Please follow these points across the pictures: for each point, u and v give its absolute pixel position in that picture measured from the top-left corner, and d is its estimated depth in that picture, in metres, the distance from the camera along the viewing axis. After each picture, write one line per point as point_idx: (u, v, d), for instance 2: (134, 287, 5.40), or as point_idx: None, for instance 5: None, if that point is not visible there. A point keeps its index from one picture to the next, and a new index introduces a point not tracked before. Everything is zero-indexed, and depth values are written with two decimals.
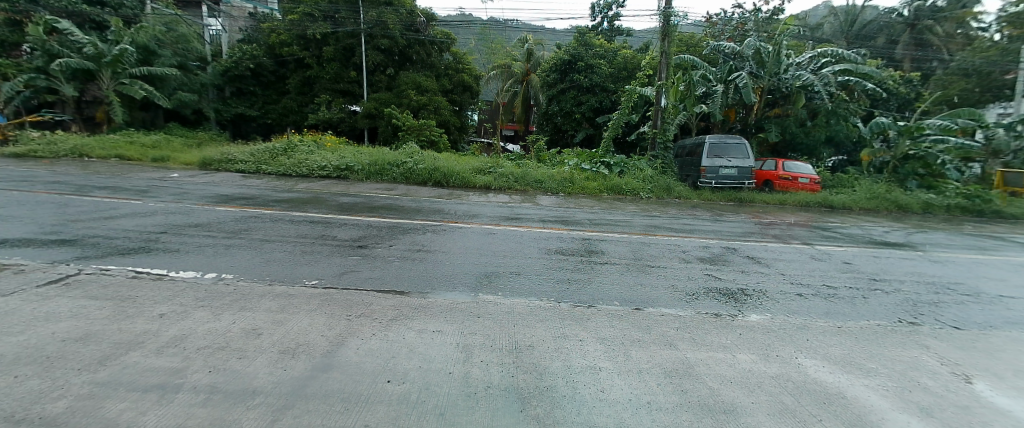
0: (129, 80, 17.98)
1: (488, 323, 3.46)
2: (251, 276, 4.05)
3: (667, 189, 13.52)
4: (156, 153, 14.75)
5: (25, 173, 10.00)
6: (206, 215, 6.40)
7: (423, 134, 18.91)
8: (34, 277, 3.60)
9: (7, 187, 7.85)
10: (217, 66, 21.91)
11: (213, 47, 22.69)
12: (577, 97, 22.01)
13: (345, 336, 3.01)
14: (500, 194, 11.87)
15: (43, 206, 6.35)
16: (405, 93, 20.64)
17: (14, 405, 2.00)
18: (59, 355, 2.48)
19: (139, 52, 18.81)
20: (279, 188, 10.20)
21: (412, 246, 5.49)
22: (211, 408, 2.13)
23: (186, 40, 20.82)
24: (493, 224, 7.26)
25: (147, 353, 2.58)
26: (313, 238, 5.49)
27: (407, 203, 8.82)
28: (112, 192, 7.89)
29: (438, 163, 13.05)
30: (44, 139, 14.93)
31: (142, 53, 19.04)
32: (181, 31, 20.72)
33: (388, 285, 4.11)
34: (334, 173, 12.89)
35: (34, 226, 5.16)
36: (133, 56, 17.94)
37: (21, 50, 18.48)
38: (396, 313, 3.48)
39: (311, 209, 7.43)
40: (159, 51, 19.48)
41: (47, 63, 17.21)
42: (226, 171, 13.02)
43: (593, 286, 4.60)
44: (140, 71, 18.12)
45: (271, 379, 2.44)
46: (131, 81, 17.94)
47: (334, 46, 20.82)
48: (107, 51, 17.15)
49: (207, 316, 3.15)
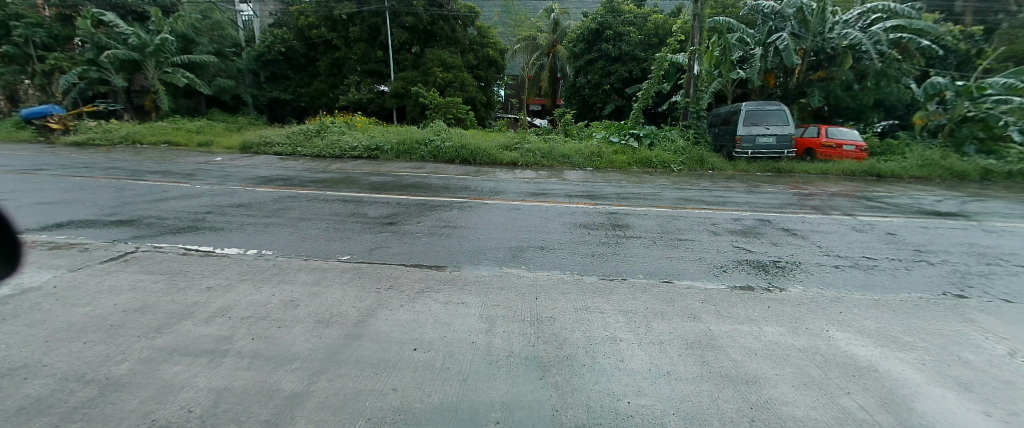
0: (171, 68, 18.75)
1: (512, 295, 3.54)
2: (289, 251, 4.28)
3: (700, 160, 13.06)
4: (200, 138, 15.52)
5: (85, 161, 10.74)
6: (246, 196, 6.74)
7: (450, 111, 18.89)
8: (98, 254, 3.95)
9: (71, 173, 8.51)
10: (251, 52, 22.45)
11: (246, 32, 23.19)
12: (605, 68, 21.30)
13: (375, 308, 3.15)
14: (526, 169, 11.78)
15: (102, 190, 6.86)
16: (431, 71, 20.57)
17: (85, 367, 2.27)
18: (120, 323, 2.74)
19: (178, 41, 19.45)
20: (315, 169, 10.55)
21: (439, 223, 5.60)
22: (253, 372, 2.33)
23: (220, 27, 21.34)
24: (519, 200, 7.25)
25: (196, 322, 2.82)
26: (345, 216, 5.70)
27: (434, 181, 8.92)
28: (162, 177, 8.40)
29: (465, 140, 13.09)
30: (100, 128, 16.06)
31: (182, 42, 19.74)
32: (215, 18, 21.24)
33: (416, 259, 4.24)
34: (365, 153, 13.15)
35: (96, 209, 5.60)
36: (173, 45, 18.63)
37: (72, 43, 19.51)
38: (424, 286, 3.60)
39: (344, 188, 7.67)
40: (197, 39, 20.12)
41: (97, 55, 18.18)
42: (265, 154, 13.56)
43: (620, 260, 4.59)
44: (181, 60, 18.88)
45: (308, 346, 2.62)
46: (174, 70, 18.72)
47: (360, 26, 20.84)
48: (149, 41, 17.89)
49: (249, 288, 3.37)
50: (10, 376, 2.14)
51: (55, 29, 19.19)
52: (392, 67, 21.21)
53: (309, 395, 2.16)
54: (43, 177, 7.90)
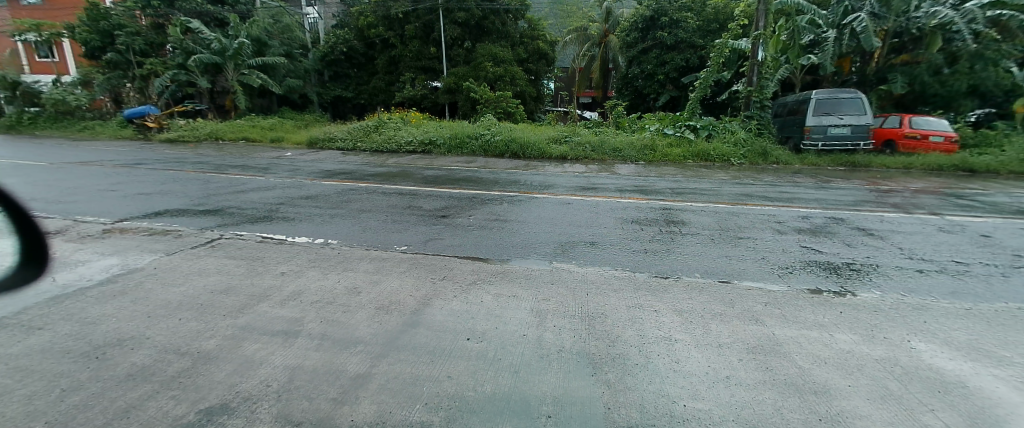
0: (248, 70, 20.36)
1: (563, 289, 3.53)
2: (351, 241, 4.53)
3: (763, 153, 12.23)
4: (273, 134, 16.80)
5: (177, 156, 12.00)
6: (313, 189, 7.21)
7: (500, 106, 19.02)
8: (189, 240, 4.41)
9: (166, 167, 9.54)
10: (316, 52, 23.84)
11: (312, 34, 24.56)
12: (660, 57, 20.45)
13: (430, 297, 3.28)
14: (576, 163, 11.63)
15: (192, 182, 7.63)
16: (482, 66, 20.78)
17: (182, 341, 2.56)
18: (209, 303, 3.06)
19: (254, 44, 20.98)
20: (373, 163, 11.08)
21: (490, 216, 5.69)
22: (322, 352, 2.52)
23: (289, 30, 22.65)
24: (569, 194, 7.19)
25: (273, 304, 3.08)
26: (401, 208, 5.94)
27: (484, 175, 9.05)
28: (241, 170, 9.20)
29: (514, 134, 13.15)
30: (189, 126, 17.90)
31: (257, 45, 21.18)
32: (285, 22, 22.61)
33: (469, 251, 4.33)
34: (419, 147, 13.60)
35: (187, 199, 6.25)
36: (249, 49, 20.20)
37: (164, 49, 21.69)
38: (476, 277, 3.69)
39: (400, 182, 7.99)
40: (270, 42, 21.53)
41: (185, 60, 20.09)
42: (329, 149, 14.42)
43: (675, 258, 4.42)
44: (255, 62, 20.44)
45: (370, 331, 2.78)
46: (250, 72, 20.32)
47: (415, 24, 21.44)
48: (229, 46, 19.53)
49: (318, 274, 3.63)
50: (121, 346, 2.49)
51: (151, 37, 21.43)
52: (444, 63, 21.68)
53: (371, 377, 2.31)
54: (144, 171, 8.92)
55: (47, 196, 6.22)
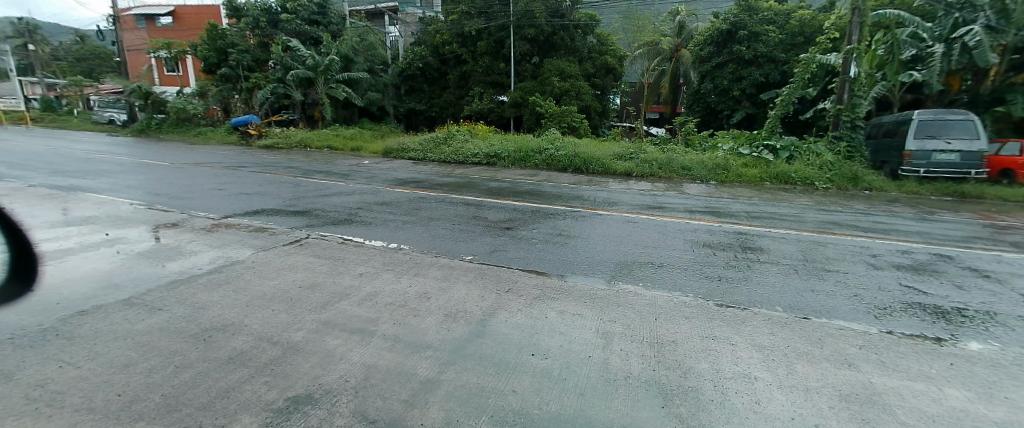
0: (335, 84, 22.12)
1: (631, 313, 3.40)
2: (421, 247, 4.73)
3: (853, 177, 11.09)
4: (352, 143, 18.13)
5: (273, 160, 13.34)
6: (387, 195, 7.66)
7: (564, 120, 18.94)
8: (282, 237, 4.86)
9: (264, 170, 10.65)
10: (395, 68, 25.21)
11: (393, 51, 26.00)
12: (737, 72, 19.42)
13: (495, 308, 3.32)
14: (642, 180, 11.30)
15: (285, 185, 8.43)
16: (548, 81, 21.00)
17: (274, 331, 2.81)
18: (297, 297, 3.33)
19: (341, 61, 22.81)
20: (441, 173, 11.55)
21: (553, 231, 5.67)
22: (395, 354, 2.64)
23: (373, 47, 24.37)
24: (634, 213, 6.98)
25: (351, 303, 3.28)
26: (467, 218, 6.11)
27: (547, 189, 9.07)
28: (325, 176, 10.01)
29: (578, 149, 13.08)
30: (282, 133, 19.88)
31: (344, 62, 23.09)
32: (370, 40, 24.32)
33: (532, 265, 4.34)
34: (484, 159, 13.96)
35: (280, 200, 6.91)
36: (337, 65, 22.07)
37: (265, 65, 24.21)
38: (540, 292, 3.68)
39: (466, 192, 8.24)
40: (355, 59, 23.34)
41: (285, 74, 22.19)
42: (401, 158, 15.26)
43: (752, 287, 4.11)
44: (342, 77, 22.21)
45: (439, 337, 2.87)
46: (337, 86, 22.01)
47: (487, 41, 22.16)
48: (321, 62, 21.46)
49: (391, 277, 3.82)
50: (224, 331, 2.77)
51: (257, 54, 24.15)
52: (512, 78, 22.16)
53: (439, 383, 2.37)
54: (246, 173, 10.02)
55: (170, 192, 7.17)
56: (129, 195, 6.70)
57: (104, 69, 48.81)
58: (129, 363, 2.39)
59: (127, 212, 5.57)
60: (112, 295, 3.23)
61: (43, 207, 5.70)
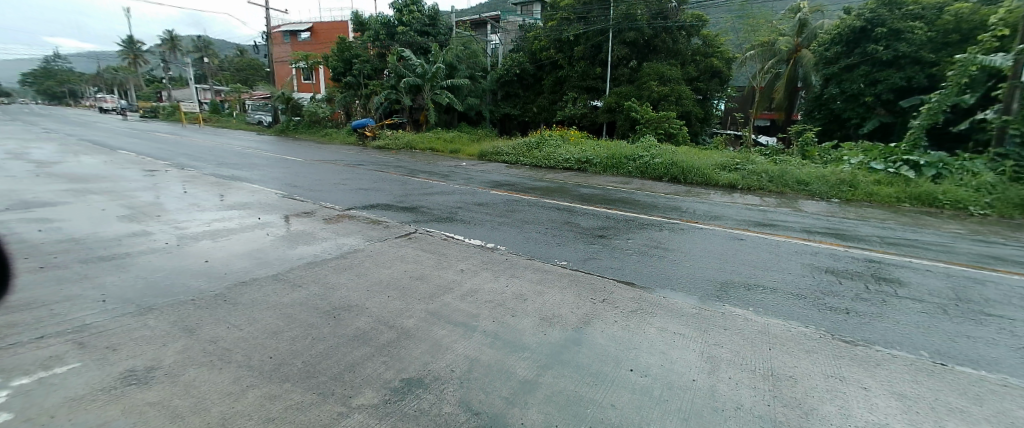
0: (439, 91, 23.54)
1: (739, 339, 3.14)
2: (516, 249, 4.86)
3: (1022, 204, 8.80)
4: (451, 146, 19.24)
5: (383, 160, 14.72)
6: (483, 196, 8.00)
7: (662, 126, 17.90)
8: (393, 231, 5.33)
9: (377, 169, 11.79)
10: (493, 74, 26.05)
11: (492, 59, 26.99)
12: (870, 75, 16.95)
13: (591, 317, 3.29)
14: (749, 194, 10.34)
15: (394, 183, 9.24)
16: (646, 85, 20.19)
17: (390, 316, 3.09)
18: (408, 286, 3.63)
19: (446, 69, 24.23)
20: (533, 177, 11.74)
21: (649, 242, 5.45)
22: (495, 350, 2.75)
23: (475, 56, 25.30)
24: (740, 229, 6.43)
25: (455, 297, 3.48)
26: (560, 223, 6.14)
27: (641, 198, 8.75)
28: (428, 176, 10.77)
29: (677, 157, 12.40)
30: (391, 136, 21.86)
31: (448, 69, 24.48)
32: (472, 49, 25.15)
33: (627, 276, 4.21)
34: (576, 165, 13.90)
35: (391, 197, 7.59)
36: (442, 72, 23.62)
37: (381, 72, 26.40)
38: (637, 306, 3.55)
39: (558, 197, 8.27)
40: (458, 67, 24.66)
41: (397, 82, 23.98)
42: (495, 161, 15.81)
43: (891, 325, 3.53)
44: (446, 84, 23.66)
45: (536, 339, 2.92)
46: (441, 92, 23.44)
47: (585, 46, 22.22)
48: (428, 70, 23.11)
49: (490, 276, 3.99)
50: (349, 311, 3.13)
51: (376, 64, 26.35)
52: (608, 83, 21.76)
53: (538, 385, 2.41)
54: (363, 170, 11.18)
55: (304, 185, 8.27)
56: (273, 186, 7.87)
57: (256, 78, 57.85)
58: (277, 330, 2.81)
59: (272, 200, 6.56)
60: (264, 270, 3.84)
61: (214, 192, 6.94)
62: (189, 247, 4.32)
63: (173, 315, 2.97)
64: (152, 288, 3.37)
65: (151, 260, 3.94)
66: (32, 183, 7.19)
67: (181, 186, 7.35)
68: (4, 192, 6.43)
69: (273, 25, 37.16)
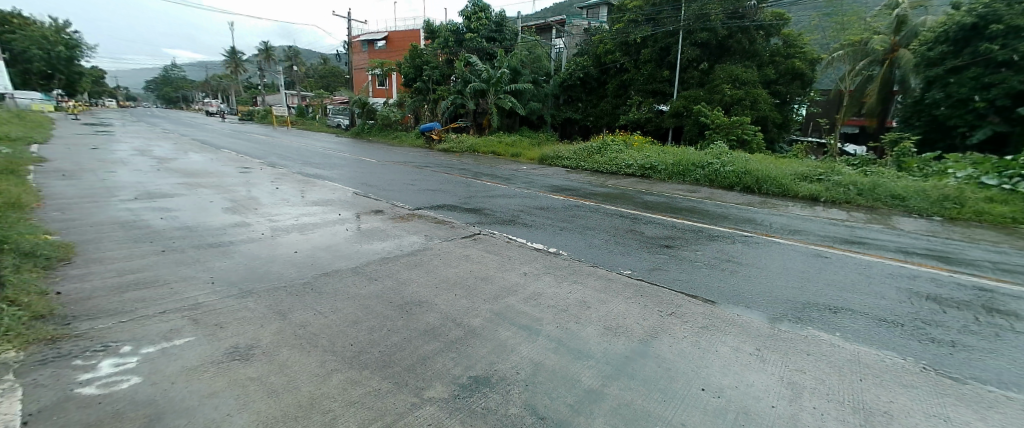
0: (503, 95, 23.84)
1: (824, 366, 2.87)
2: (578, 255, 4.83)
3: None
4: (512, 150, 19.52)
5: (448, 162, 15.27)
6: (545, 201, 8.03)
7: (734, 132, 16.82)
8: (457, 231, 5.51)
9: (443, 171, 12.27)
10: (556, 79, 25.85)
11: (556, 63, 27.09)
12: (980, 78, 14.74)
13: (658, 330, 3.17)
14: (833, 207, 9.43)
15: (459, 185, 9.55)
16: (718, 89, 19.18)
17: (456, 314, 3.20)
18: (473, 286, 3.73)
19: (511, 73, 24.65)
20: (594, 182, 11.59)
21: (719, 255, 5.16)
22: (560, 357, 2.75)
23: (539, 60, 25.47)
24: (823, 246, 5.89)
25: (518, 300, 3.52)
26: (623, 231, 5.99)
27: (711, 207, 8.31)
28: (491, 178, 11.01)
29: (751, 165, 11.64)
30: (456, 139, 22.62)
31: (513, 74, 24.86)
32: (537, 53, 25.41)
33: (695, 290, 4.03)
34: (639, 171, 13.52)
35: (456, 198, 7.85)
36: (507, 77, 23.90)
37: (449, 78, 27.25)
38: (708, 322, 3.38)
39: (621, 204, 8.09)
40: (522, 71, 24.93)
41: (464, 86, 24.78)
42: (555, 166, 15.79)
43: (1013, 363, 3.04)
44: (509, 89, 23.96)
45: (601, 348, 2.88)
46: (504, 97, 23.67)
47: (652, 48, 21.54)
48: (494, 75, 23.56)
49: (552, 281, 3.99)
50: (419, 306, 3.28)
51: (444, 70, 27.30)
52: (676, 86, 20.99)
53: (603, 396, 2.37)
54: (430, 172, 11.68)
55: (377, 184, 8.81)
56: (349, 185, 8.47)
57: (337, 84, 62.51)
58: (357, 320, 3.02)
59: (349, 198, 7.06)
60: (343, 262, 4.14)
61: (300, 189, 7.61)
62: (279, 239, 4.77)
63: (269, 299, 3.29)
64: (250, 273, 3.77)
65: (248, 248, 4.41)
66: (155, 177, 8.31)
67: (272, 182, 8.15)
68: (134, 184, 7.49)
69: (354, 35, 40.03)
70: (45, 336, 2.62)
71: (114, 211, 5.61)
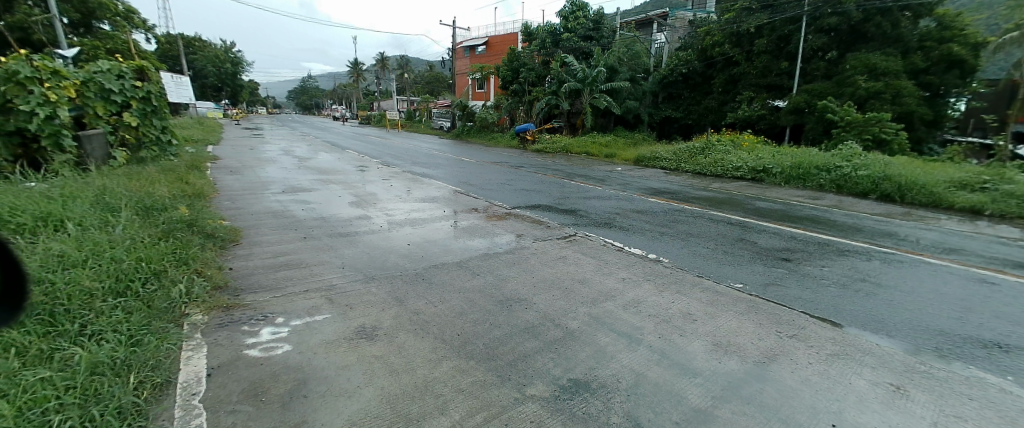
0: (598, 95, 23.38)
1: (1002, 413, 2.33)
2: (682, 264, 4.57)
3: None
4: (606, 150, 19.10)
5: (542, 162, 15.48)
6: (642, 204, 7.73)
7: (870, 130, 14.38)
8: (554, 232, 5.57)
9: (537, 171, 12.46)
10: (656, 75, 24.80)
11: (656, 59, 25.80)
12: None
13: (776, 353, 2.88)
14: (1007, 223, 7.64)
15: (554, 185, 9.64)
16: (849, 81, 16.61)
17: (555, 315, 3.23)
18: (571, 288, 3.74)
19: (607, 71, 24.05)
20: (696, 185, 10.84)
21: (851, 273, 4.50)
22: (663, 370, 2.64)
23: (638, 57, 24.47)
24: (994, 269, 4.79)
25: (618, 306, 3.46)
26: (732, 240, 5.53)
27: (839, 217, 7.27)
28: (585, 179, 10.91)
29: (892, 170, 9.93)
30: (549, 140, 22.75)
31: (609, 72, 24.19)
32: (636, 49, 24.47)
33: (819, 311, 3.57)
34: (749, 174, 12.33)
35: (551, 198, 7.94)
36: (603, 75, 23.35)
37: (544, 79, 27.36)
38: (838, 349, 2.98)
39: (729, 210, 7.47)
40: (619, 69, 24.08)
41: (558, 87, 24.49)
42: (652, 167, 15.08)
43: None
44: (605, 87, 23.37)
45: (710, 367, 2.70)
46: (600, 96, 23.22)
47: (768, 38, 19.45)
48: (590, 74, 23.18)
49: (654, 289, 3.83)
50: (519, 304, 3.39)
51: (539, 70, 27.47)
52: (796, 79, 18.70)
53: (712, 417, 2.22)
54: (525, 172, 11.95)
55: (476, 183, 9.28)
56: (452, 183, 9.04)
57: (440, 89, 66.95)
58: (463, 312, 3.23)
59: (452, 196, 7.53)
60: (449, 256, 4.44)
61: (410, 187, 8.30)
62: (394, 231, 5.27)
63: (388, 286, 3.67)
64: (372, 262, 4.23)
65: (369, 239, 4.95)
66: (295, 173, 9.71)
67: (386, 179, 9.03)
68: (281, 179, 8.84)
69: (457, 41, 42.51)
70: (223, 304, 3.25)
71: (267, 201, 6.69)
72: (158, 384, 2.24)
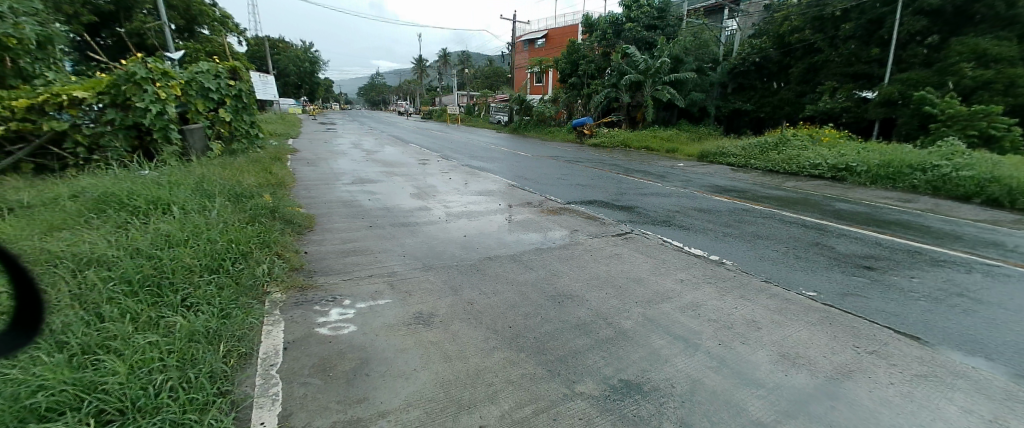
0: (661, 86, 22.38)
1: None
2: (747, 267, 4.29)
3: None
4: (667, 145, 18.28)
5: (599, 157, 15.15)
6: (705, 202, 7.32)
7: (975, 125, 12.36)
8: (608, 229, 5.45)
9: (594, 166, 12.23)
10: (726, 65, 23.26)
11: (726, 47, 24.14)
12: None
13: (852, 369, 2.63)
14: None
15: (610, 181, 9.41)
16: (952, 69, 14.32)
17: (607, 314, 3.18)
18: (624, 287, 3.66)
19: (671, 62, 22.95)
20: (766, 183, 10.06)
21: (952, 286, 3.95)
22: (721, 378, 2.51)
23: (705, 45, 23.01)
24: None
25: (674, 308, 3.33)
26: (806, 244, 5.08)
27: (937, 223, 6.39)
28: (644, 175, 10.53)
29: (1009, 170, 8.51)
30: (607, 133, 22.16)
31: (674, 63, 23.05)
32: (704, 38, 22.99)
33: (908, 326, 3.19)
34: (830, 172, 11.21)
35: (606, 194, 7.77)
36: (666, 66, 22.30)
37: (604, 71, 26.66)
38: (930, 371, 2.64)
39: (803, 211, 6.85)
40: (685, 59, 22.82)
41: (618, 79, 23.77)
42: (718, 163, 14.20)
43: None
44: (669, 79, 22.35)
45: (775, 379, 2.51)
46: (663, 87, 22.22)
47: (857, 21, 17.62)
48: (652, 65, 22.26)
49: (714, 293, 3.63)
50: (571, 300, 3.37)
51: (599, 62, 26.82)
52: (889, 66, 16.59)
53: None
54: (581, 167, 11.79)
55: (532, 178, 9.32)
56: (508, 177, 9.16)
57: (499, 83, 67.69)
58: (515, 305, 3.28)
59: (507, 190, 7.63)
60: (503, 249, 4.52)
61: (467, 180, 8.52)
62: (451, 223, 5.45)
63: (444, 275, 3.82)
64: (430, 251, 4.42)
65: (427, 229, 5.17)
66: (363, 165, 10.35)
67: (445, 173, 9.34)
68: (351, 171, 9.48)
69: (517, 35, 42.70)
70: (299, 285, 3.58)
71: (338, 191, 7.21)
72: (242, 354, 2.52)
